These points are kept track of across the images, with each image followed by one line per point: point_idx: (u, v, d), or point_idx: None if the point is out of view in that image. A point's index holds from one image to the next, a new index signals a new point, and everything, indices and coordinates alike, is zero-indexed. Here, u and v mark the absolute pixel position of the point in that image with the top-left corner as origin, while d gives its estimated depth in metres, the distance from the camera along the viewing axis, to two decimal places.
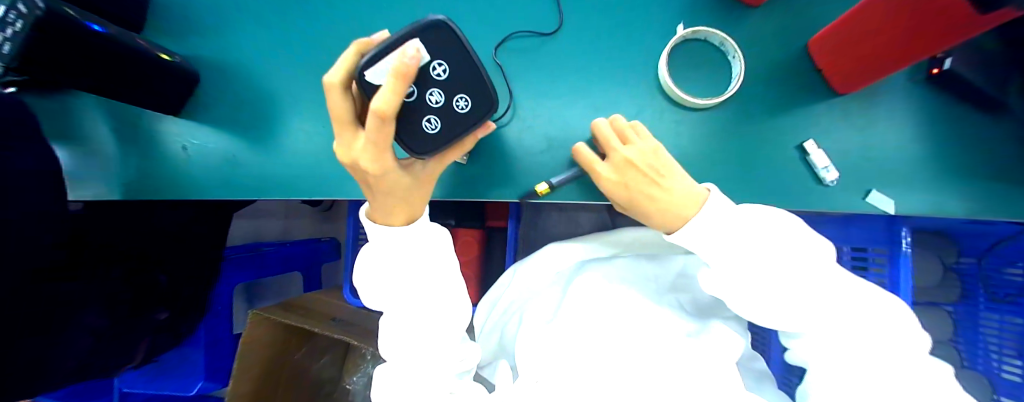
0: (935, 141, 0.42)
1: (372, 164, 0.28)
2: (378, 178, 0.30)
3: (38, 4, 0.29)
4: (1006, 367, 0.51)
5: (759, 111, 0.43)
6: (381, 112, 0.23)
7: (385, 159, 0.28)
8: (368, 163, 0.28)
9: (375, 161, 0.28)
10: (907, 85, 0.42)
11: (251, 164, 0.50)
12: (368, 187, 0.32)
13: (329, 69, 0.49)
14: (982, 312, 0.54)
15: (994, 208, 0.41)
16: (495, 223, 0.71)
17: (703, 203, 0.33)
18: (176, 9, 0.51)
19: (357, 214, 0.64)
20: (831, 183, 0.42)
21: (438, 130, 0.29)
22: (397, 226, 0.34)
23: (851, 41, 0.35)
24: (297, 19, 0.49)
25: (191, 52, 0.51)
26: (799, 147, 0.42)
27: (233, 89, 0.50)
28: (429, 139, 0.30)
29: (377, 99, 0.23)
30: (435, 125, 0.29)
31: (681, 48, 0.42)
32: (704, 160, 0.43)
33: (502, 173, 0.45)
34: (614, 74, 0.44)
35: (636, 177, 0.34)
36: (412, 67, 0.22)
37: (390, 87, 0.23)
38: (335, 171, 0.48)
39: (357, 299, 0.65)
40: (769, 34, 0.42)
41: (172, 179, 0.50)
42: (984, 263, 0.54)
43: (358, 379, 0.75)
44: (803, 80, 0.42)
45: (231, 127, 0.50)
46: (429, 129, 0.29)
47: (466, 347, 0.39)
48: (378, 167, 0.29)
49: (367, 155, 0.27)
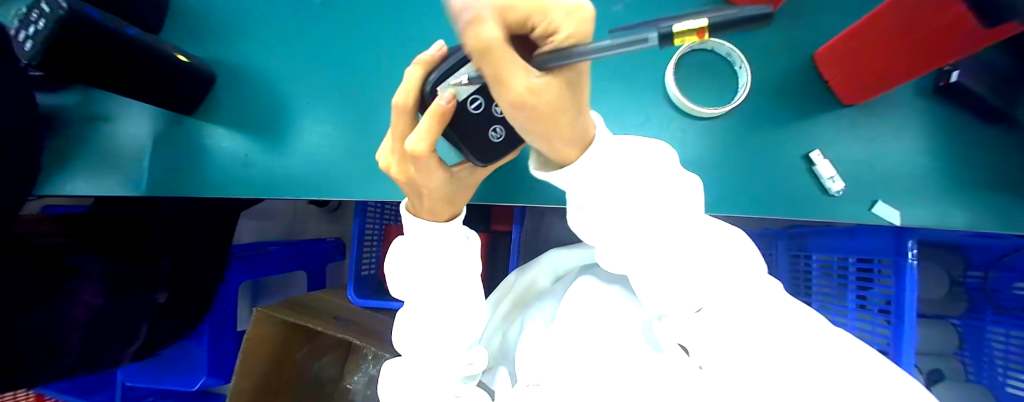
0: (941, 154, 0.42)
1: (425, 180, 0.28)
2: (429, 191, 0.29)
3: (61, 4, 0.30)
4: (1012, 382, 0.51)
5: (765, 120, 0.43)
6: (424, 151, 0.24)
7: (435, 178, 0.28)
8: (422, 180, 0.28)
9: (427, 178, 0.28)
10: (915, 97, 0.42)
11: (264, 164, 0.50)
12: (418, 195, 0.31)
13: (340, 72, 0.50)
14: (989, 326, 0.53)
15: (1001, 223, 0.41)
16: (499, 227, 0.72)
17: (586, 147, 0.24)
18: (192, 11, 0.52)
19: (362, 214, 0.64)
20: (837, 193, 0.42)
21: (504, 139, 0.26)
22: (441, 222, 0.33)
23: (858, 52, 0.36)
24: (311, 23, 0.50)
25: (207, 53, 0.52)
26: (805, 157, 0.43)
27: (246, 90, 0.51)
28: (493, 149, 0.26)
29: (418, 140, 0.23)
30: (500, 134, 0.26)
31: (688, 58, 0.43)
32: (710, 168, 0.43)
33: (518, 182, 0.46)
34: (621, 81, 0.44)
35: (550, 120, 0.19)
36: (447, 109, 0.22)
37: (428, 127, 0.23)
38: (347, 173, 0.49)
39: (361, 300, 0.65)
40: (778, 44, 0.42)
41: (183, 176, 0.51)
42: (992, 277, 0.53)
43: (359, 379, 0.75)
44: (811, 91, 0.42)
45: (243, 128, 0.51)
46: (494, 140, 0.26)
47: (475, 352, 0.39)
48: (433, 183, 0.28)
49: (423, 175, 0.27)
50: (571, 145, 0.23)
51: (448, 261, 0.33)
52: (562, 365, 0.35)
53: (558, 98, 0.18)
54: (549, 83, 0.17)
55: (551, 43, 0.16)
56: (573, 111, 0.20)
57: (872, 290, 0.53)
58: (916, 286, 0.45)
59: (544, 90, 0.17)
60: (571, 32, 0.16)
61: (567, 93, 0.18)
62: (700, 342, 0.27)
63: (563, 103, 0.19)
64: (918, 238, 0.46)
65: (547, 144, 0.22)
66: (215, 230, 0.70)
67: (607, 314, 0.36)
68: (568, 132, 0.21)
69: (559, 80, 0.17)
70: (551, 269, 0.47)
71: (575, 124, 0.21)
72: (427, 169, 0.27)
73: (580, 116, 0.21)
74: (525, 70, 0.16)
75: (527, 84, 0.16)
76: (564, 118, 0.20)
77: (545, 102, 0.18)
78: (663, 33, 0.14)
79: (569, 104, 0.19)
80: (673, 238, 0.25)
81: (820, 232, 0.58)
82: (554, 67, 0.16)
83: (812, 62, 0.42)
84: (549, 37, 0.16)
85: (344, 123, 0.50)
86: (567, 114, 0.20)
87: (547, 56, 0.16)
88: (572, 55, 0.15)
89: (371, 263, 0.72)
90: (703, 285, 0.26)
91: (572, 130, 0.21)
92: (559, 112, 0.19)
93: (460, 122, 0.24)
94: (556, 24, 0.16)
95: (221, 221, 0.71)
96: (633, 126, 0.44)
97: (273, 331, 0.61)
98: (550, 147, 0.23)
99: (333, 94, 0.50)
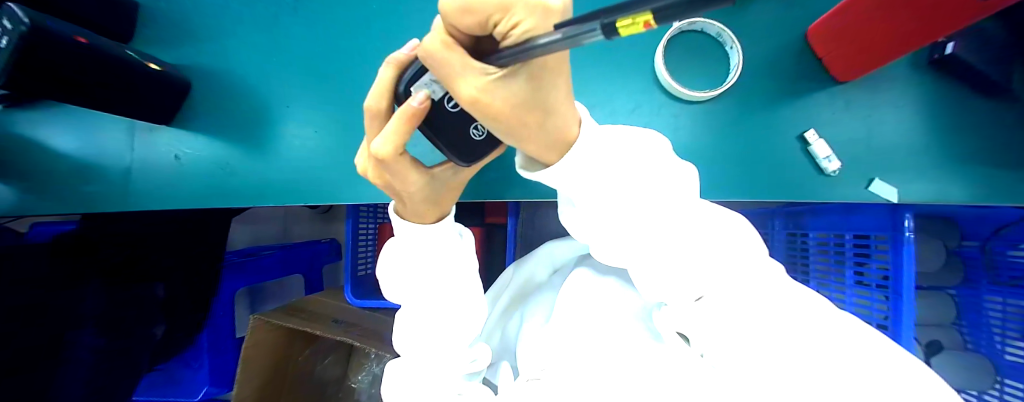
0: (938, 128, 0.41)
1: (401, 183, 0.27)
2: (407, 194, 0.28)
3: (24, 20, 0.30)
4: (1010, 349, 0.52)
5: (758, 103, 0.42)
6: (389, 154, 0.24)
7: (413, 181, 0.27)
8: (398, 183, 0.27)
9: (403, 181, 0.27)
10: (907, 71, 0.41)
11: (245, 171, 0.49)
12: (399, 197, 0.30)
13: (321, 73, 0.49)
14: (986, 294, 0.54)
15: (998, 193, 0.40)
16: (495, 219, 0.71)
17: (572, 143, 0.23)
18: (161, 16, 0.50)
19: (355, 215, 0.63)
20: (835, 173, 0.41)
21: (485, 137, 0.25)
22: (427, 224, 0.32)
23: (853, 30, 0.35)
24: (288, 23, 0.49)
25: (180, 61, 0.50)
26: (800, 137, 0.42)
27: (225, 97, 0.50)
28: (476, 146, 0.25)
29: (383, 142, 0.23)
30: (482, 131, 0.25)
31: (676, 41, 0.42)
32: (706, 151, 0.43)
33: (510, 177, 0.45)
34: (610, 68, 0.43)
35: (512, 120, 0.19)
36: (418, 111, 0.21)
37: (395, 130, 0.22)
38: (334, 176, 0.48)
39: (358, 301, 0.64)
40: (768, 23, 0.41)
41: (163, 188, 0.49)
42: (989, 246, 0.53)
43: (364, 378, 0.75)
44: (805, 69, 0.41)
45: (222, 135, 0.50)
46: (476, 137, 0.25)
47: (479, 348, 0.38)
48: (410, 186, 0.27)
49: (398, 179, 0.27)
50: (547, 147, 0.22)
51: (444, 262, 0.33)
52: (560, 356, 0.35)
53: (516, 98, 0.18)
54: (502, 83, 0.17)
55: (508, 40, 0.15)
56: (539, 113, 0.19)
57: (869, 265, 0.53)
58: (913, 259, 0.46)
59: (497, 91, 0.17)
60: (532, 27, 0.14)
61: (528, 93, 0.18)
62: (702, 331, 0.27)
63: (526, 103, 0.18)
64: (915, 211, 0.45)
65: (519, 144, 0.22)
66: (202, 250, 0.67)
67: (604, 306, 0.36)
68: (539, 134, 0.21)
69: (514, 81, 0.17)
70: (548, 261, 0.47)
71: (546, 125, 0.20)
72: (401, 172, 0.26)
73: (552, 117, 0.20)
74: (476, 73, 0.17)
75: (477, 86, 0.17)
76: (530, 119, 0.19)
77: (502, 100, 0.18)
78: (605, 23, 0.10)
79: (533, 104, 0.19)
80: (667, 228, 0.25)
81: (816, 210, 0.58)
82: (509, 63, 0.16)
83: (805, 39, 0.41)
84: (507, 34, 0.15)
85: (329, 125, 0.48)
86: (531, 114, 0.19)
87: (502, 54, 0.16)
88: (530, 51, 0.14)
89: (366, 264, 0.72)
90: (704, 275, 0.25)
91: (543, 132, 0.21)
92: (521, 111, 0.19)
93: (437, 118, 0.24)
94: (515, 18, 0.14)
95: (206, 242, 0.67)
96: (625, 113, 0.43)
97: (273, 338, 0.61)
98: (524, 147, 0.22)
99: (314, 96, 0.49)
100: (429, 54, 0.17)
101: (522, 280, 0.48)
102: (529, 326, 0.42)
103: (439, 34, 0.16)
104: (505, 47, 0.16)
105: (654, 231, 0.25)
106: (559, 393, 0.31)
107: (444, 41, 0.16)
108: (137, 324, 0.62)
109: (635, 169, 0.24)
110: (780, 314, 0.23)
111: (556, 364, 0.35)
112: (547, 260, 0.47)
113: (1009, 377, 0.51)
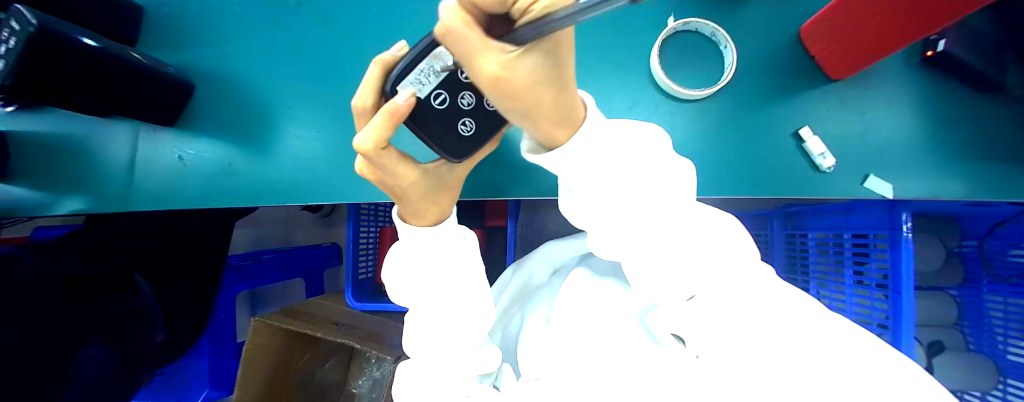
0: (933, 123, 0.42)
1: (393, 178, 0.27)
2: (401, 191, 0.29)
3: (31, 21, 0.31)
4: (1011, 349, 0.51)
5: (753, 101, 0.43)
6: (371, 148, 0.24)
7: (406, 176, 0.27)
8: (389, 178, 0.27)
9: (394, 176, 0.27)
10: (899, 68, 0.42)
11: (249, 171, 0.50)
12: (396, 195, 0.30)
13: (324, 73, 0.49)
14: (987, 294, 0.54)
15: (996, 188, 0.41)
16: (496, 222, 0.71)
17: (579, 124, 0.24)
18: (166, 20, 0.51)
19: (355, 217, 0.64)
20: (830, 169, 0.42)
21: (473, 132, 0.26)
22: (423, 227, 0.33)
23: (842, 26, 0.36)
24: (289, 29, 0.50)
25: (186, 64, 0.51)
26: (795, 134, 0.42)
27: (229, 98, 0.51)
28: (464, 143, 0.26)
29: (366, 137, 0.24)
30: (470, 127, 0.26)
31: (671, 42, 0.42)
32: (702, 146, 0.43)
33: (510, 174, 0.46)
34: (609, 73, 0.43)
35: (530, 99, 0.19)
36: (403, 109, 0.22)
37: (380, 126, 0.23)
38: (337, 176, 0.49)
39: (359, 303, 0.65)
40: (760, 24, 0.42)
41: (168, 190, 0.50)
42: (986, 246, 0.54)
43: (364, 382, 0.71)
44: (799, 68, 0.42)
45: (225, 135, 0.50)
46: (464, 133, 0.26)
47: (487, 349, 0.38)
48: (402, 180, 0.27)
49: (389, 173, 0.27)
50: (558, 126, 0.22)
51: (447, 263, 0.33)
52: (560, 358, 0.35)
53: (536, 74, 0.18)
54: (524, 60, 0.17)
55: (529, 15, 0.15)
56: (555, 88, 0.19)
57: (868, 264, 0.52)
58: (912, 259, 0.45)
59: (519, 67, 0.17)
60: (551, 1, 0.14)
61: (547, 68, 0.18)
62: (695, 330, 0.27)
63: (544, 80, 0.18)
64: (912, 209, 0.45)
65: (531, 125, 0.22)
66: (205, 258, 0.67)
67: (602, 306, 0.36)
68: (553, 113, 0.21)
69: (534, 58, 0.17)
70: (548, 260, 0.47)
71: (560, 102, 0.20)
72: (389, 166, 0.26)
73: (564, 93, 0.20)
74: (495, 51, 0.16)
75: (498, 63, 0.17)
76: (546, 96, 0.19)
77: (523, 79, 0.17)
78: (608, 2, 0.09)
79: (549, 80, 0.18)
80: (662, 222, 0.25)
81: (816, 210, 0.59)
82: (530, 39, 0.16)
83: (797, 39, 0.42)
84: (528, 9, 0.15)
85: (330, 127, 0.49)
86: (547, 90, 0.19)
87: (522, 32, 0.15)
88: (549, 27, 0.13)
89: (368, 266, 0.72)
90: (698, 273, 0.26)
91: (556, 110, 0.21)
92: (540, 88, 0.18)
93: (424, 115, 0.24)
94: None
95: (210, 249, 0.67)
96: (623, 112, 0.43)
97: (276, 340, 0.61)
98: (534, 128, 0.22)
99: (318, 98, 0.49)
100: (447, 32, 0.16)
101: (522, 281, 0.48)
102: (530, 326, 0.42)
103: (455, 12, 0.16)
104: (526, 23, 0.15)
105: (648, 228, 0.25)
106: (557, 392, 0.31)
107: (464, 19, 0.16)
108: (129, 332, 0.60)
109: (630, 164, 0.25)
110: (772, 310, 0.23)
111: (556, 364, 0.35)
112: (548, 259, 0.47)
113: (1010, 377, 0.52)
